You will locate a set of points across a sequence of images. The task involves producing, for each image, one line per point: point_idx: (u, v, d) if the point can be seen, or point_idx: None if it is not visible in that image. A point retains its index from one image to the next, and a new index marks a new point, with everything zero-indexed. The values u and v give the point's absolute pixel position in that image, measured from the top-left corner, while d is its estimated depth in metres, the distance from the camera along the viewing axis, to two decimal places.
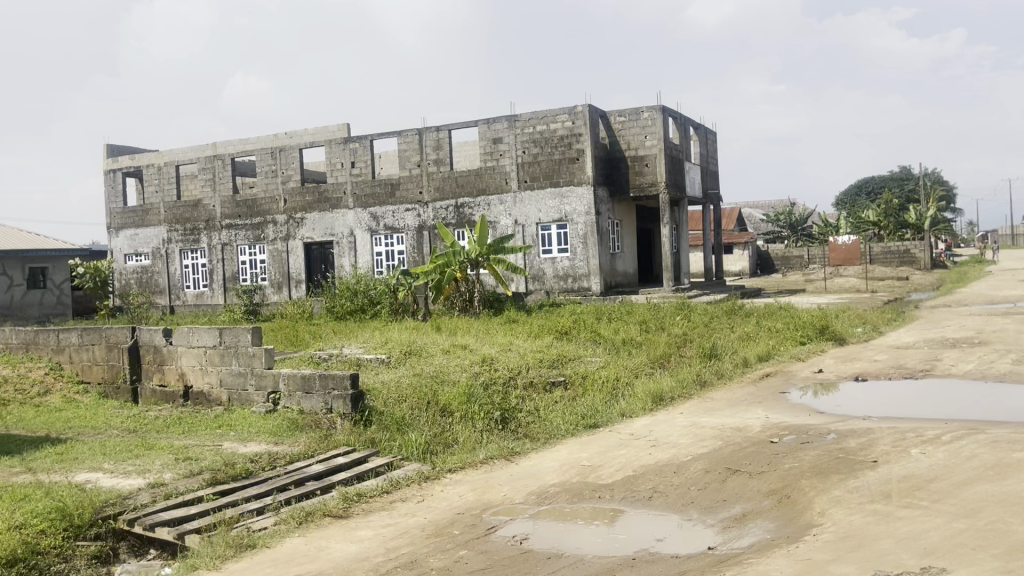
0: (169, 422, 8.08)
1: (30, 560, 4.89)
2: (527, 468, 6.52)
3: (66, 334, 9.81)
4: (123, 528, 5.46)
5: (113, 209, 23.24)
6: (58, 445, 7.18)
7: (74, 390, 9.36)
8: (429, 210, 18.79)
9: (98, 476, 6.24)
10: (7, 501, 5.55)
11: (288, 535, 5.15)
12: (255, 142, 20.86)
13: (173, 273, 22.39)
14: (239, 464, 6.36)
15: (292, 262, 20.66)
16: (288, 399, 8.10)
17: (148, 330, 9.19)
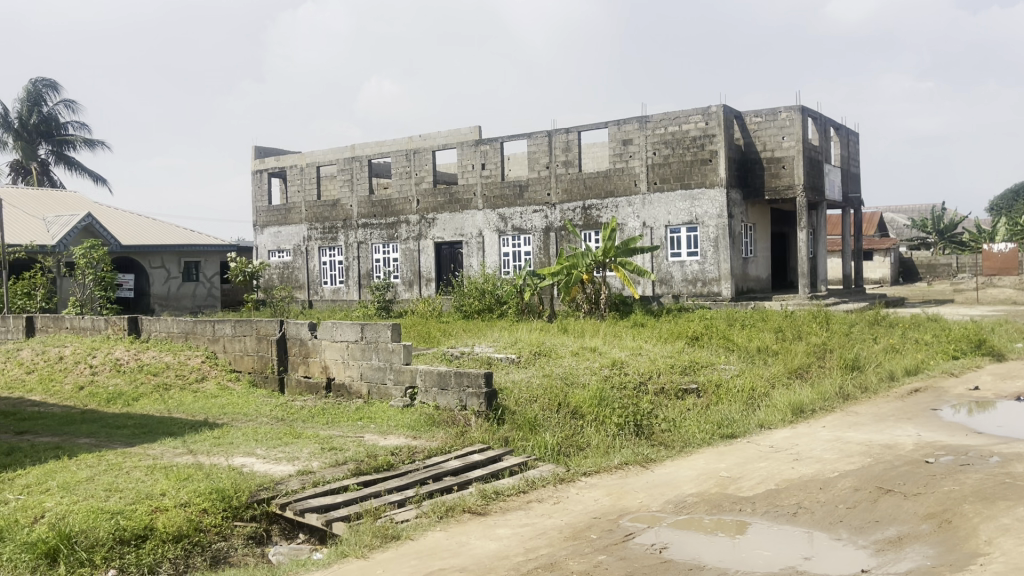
0: (313, 411, 8.46)
1: (193, 536, 5.27)
2: (663, 476, 6.42)
3: (221, 325, 10.40)
4: (276, 512, 5.74)
5: (259, 208, 24.61)
6: (216, 430, 7.66)
7: (227, 378, 9.96)
8: (557, 211, 18.84)
9: (253, 461, 6.60)
10: (173, 480, 5.96)
11: (430, 529, 5.27)
12: (391, 144, 21.53)
13: (312, 269, 23.46)
14: (380, 456, 6.58)
15: (422, 261, 21.21)
16: (425, 395, 8.33)
17: (295, 324, 9.66)
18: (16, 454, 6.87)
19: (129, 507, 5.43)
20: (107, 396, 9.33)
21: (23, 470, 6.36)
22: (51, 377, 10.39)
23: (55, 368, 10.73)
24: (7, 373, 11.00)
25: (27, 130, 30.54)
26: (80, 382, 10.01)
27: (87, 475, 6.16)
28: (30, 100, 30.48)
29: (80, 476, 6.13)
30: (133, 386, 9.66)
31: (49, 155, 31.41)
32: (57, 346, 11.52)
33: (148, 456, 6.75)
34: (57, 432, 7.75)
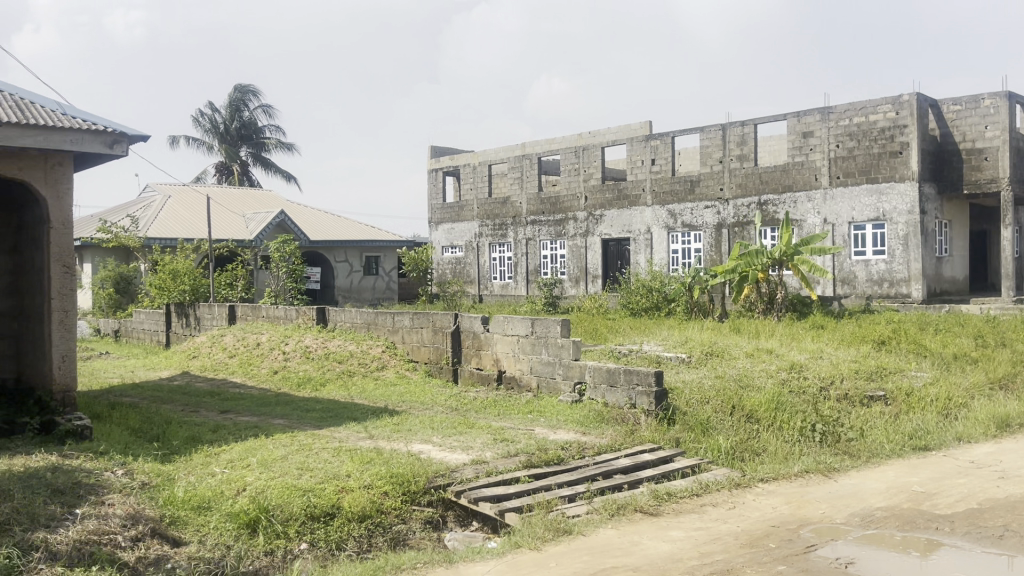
0: (485, 403, 8.68)
1: (375, 517, 5.56)
2: (848, 487, 6.05)
3: (399, 317, 10.84)
4: (451, 499, 5.93)
5: (434, 205, 25.56)
6: (395, 416, 8.03)
7: (405, 367, 10.41)
8: (730, 207, 18.26)
9: (430, 448, 6.86)
10: (357, 462, 6.30)
11: (602, 526, 5.26)
12: (561, 141, 21.65)
13: (483, 265, 24.10)
14: (551, 450, 6.64)
15: (590, 258, 21.22)
16: (594, 391, 8.32)
17: (469, 317, 9.93)
18: (222, 431, 7.52)
19: (318, 486, 5.80)
20: (299, 380, 10.07)
21: (228, 446, 6.96)
22: (251, 362, 11.34)
23: (253, 353, 11.69)
24: (214, 357, 12.12)
25: (230, 134, 33.33)
26: (275, 367, 10.86)
27: (282, 453, 6.63)
28: (232, 106, 33.22)
29: (276, 454, 6.61)
30: (321, 372, 10.35)
31: (249, 156, 34.13)
32: (255, 332, 12.52)
33: (334, 438, 7.18)
34: (256, 412, 8.42)
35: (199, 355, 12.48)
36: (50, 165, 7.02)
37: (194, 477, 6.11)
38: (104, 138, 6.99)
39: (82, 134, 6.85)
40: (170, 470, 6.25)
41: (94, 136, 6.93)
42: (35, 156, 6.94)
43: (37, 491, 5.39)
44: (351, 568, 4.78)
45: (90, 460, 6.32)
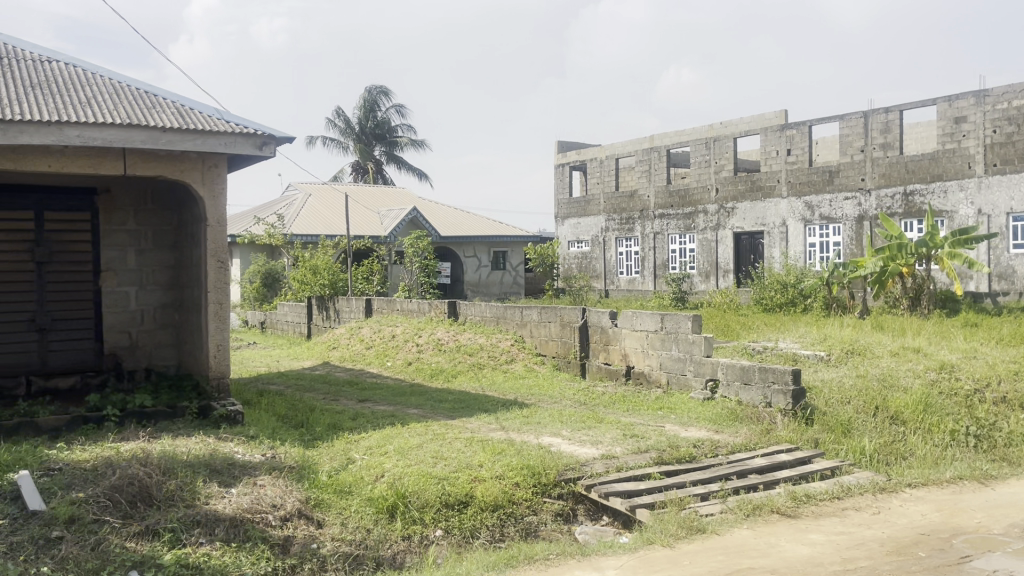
0: (614, 398, 8.65)
1: (507, 507, 5.66)
2: (1006, 497, 5.65)
3: (527, 311, 10.93)
4: (582, 493, 5.94)
5: (561, 200, 25.65)
6: (525, 409, 8.14)
7: (534, 361, 10.51)
8: (872, 198, 17.36)
9: (559, 441, 6.90)
10: (489, 453, 6.43)
11: (737, 526, 5.14)
12: (691, 133, 21.19)
13: (610, 259, 24.01)
14: (683, 447, 6.54)
15: (721, 252, 20.72)
16: (727, 389, 8.13)
17: (597, 312, 9.89)
18: (360, 419, 7.85)
19: (453, 474, 5.96)
20: (431, 372, 10.40)
21: (366, 433, 7.25)
22: (386, 353, 11.77)
23: (388, 344, 12.13)
24: (352, 348, 12.66)
25: (364, 134, 34.71)
26: (408, 359, 11.23)
27: (417, 442, 6.85)
28: (367, 106, 34.47)
29: (412, 443, 6.84)
30: (452, 364, 10.62)
31: (382, 155, 35.28)
32: (390, 325, 12.96)
33: (467, 429, 7.35)
34: (391, 402, 8.73)
35: (338, 346, 13.07)
36: (207, 167, 7.51)
37: (336, 462, 6.41)
38: (254, 140, 7.39)
39: (235, 137, 7.28)
40: (314, 455, 6.59)
41: (245, 138, 7.34)
42: (193, 158, 7.44)
43: (197, 470, 5.81)
44: (485, 557, 4.89)
45: (243, 443, 6.74)
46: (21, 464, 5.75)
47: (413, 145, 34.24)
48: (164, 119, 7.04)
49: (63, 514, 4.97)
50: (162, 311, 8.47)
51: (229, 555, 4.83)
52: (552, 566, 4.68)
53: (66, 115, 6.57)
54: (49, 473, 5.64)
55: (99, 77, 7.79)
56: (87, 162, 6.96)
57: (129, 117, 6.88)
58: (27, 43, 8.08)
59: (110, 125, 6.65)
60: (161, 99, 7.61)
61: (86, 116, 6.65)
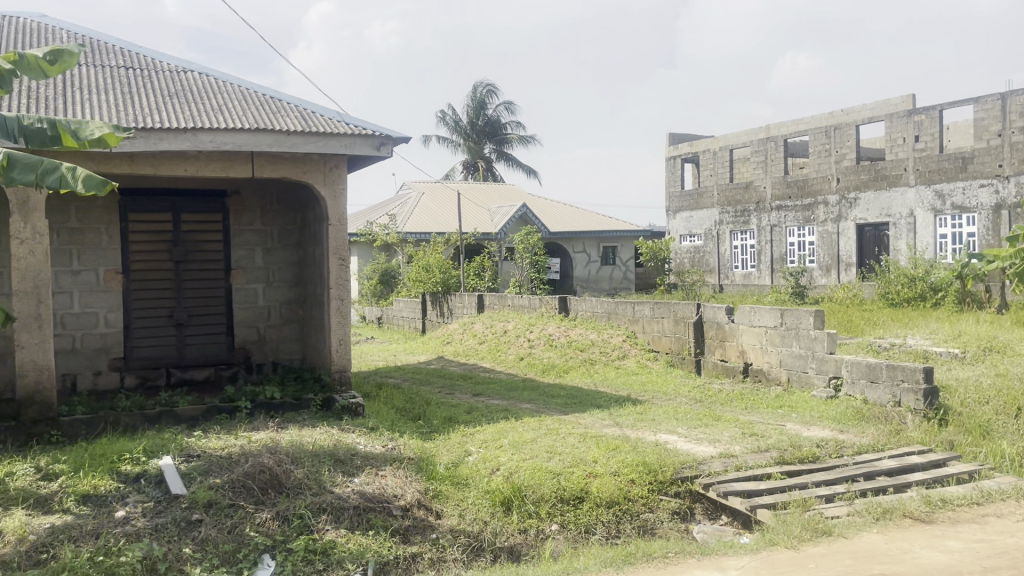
0: (731, 395, 8.45)
1: (623, 504, 5.63)
2: None
3: (640, 307, 10.80)
4: (699, 491, 5.84)
5: (673, 193, 25.25)
6: (639, 405, 8.07)
7: (647, 357, 10.39)
8: (1010, 184, 16.25)
9: (675, 439, 6.80)
10: (603, 449, 6.41)
11: (865, 529, 4.92)
12: (809, 121, 20.41)
13: (724, 253, 23.48)
14: (805, 447, 6.32)
15: (842, 245, 19.88)
16: (851, 387, 7.82)
17: (712, 308, 9.68)
18: (475, 412, 7.98)
19: (568, 469, 5.97)
20: (543, 367, 10.46)
21: (482, 427, 7.37)
22: (499, 348, 11.92)
23: (501, 340, 12.27)
24: (465, 343, 12.88)
25: (474, 131, 35.22)
26: (521, 354, 11.32)
27: (532, 436, 6.91)
28: (477, 105, 34.99)
29: (526, 437, 6.89)
30: (564, 360, 10.65)
31: (492, 153, 35.66)
32: (502, 320, 13.09)
33: (581, 424, 7.34)
34: (505, 396, 8.82)
35: (451, 341, 13.32)
36: (328, 168, 7.78)
37: (454, 454, 6.54)
38: (373, 141, 7.60)
39: (354, 138, 7.51)
40: (432, 447, 6.74)
41: (364, 139, 7.56)
42: (316, 160, 7.72)
43: (322, 460, 6.05)
44: (602, 553, 4.89)
45: (364, 434, 6.97)
46: (163, 451, 6.15)
47: (521, 141, 34.49)
48: (288, 123, 7.34)
49: (202, 498, 5.27)
50: (287, 307, 8.86)
51: (354, 543, 5.02)
52: (671, 564, 4.62)
53: (200, 122, 6.96)
54: (189, 460, 6.00)
55: (229, 84, 8.20)
56: (218, 166, 7.35)
57: (257, 122, 7.22)
58: (165, 56, 8.59)
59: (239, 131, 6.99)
60: (286, 104, 7.94)
61: (218, 122, 7.03)
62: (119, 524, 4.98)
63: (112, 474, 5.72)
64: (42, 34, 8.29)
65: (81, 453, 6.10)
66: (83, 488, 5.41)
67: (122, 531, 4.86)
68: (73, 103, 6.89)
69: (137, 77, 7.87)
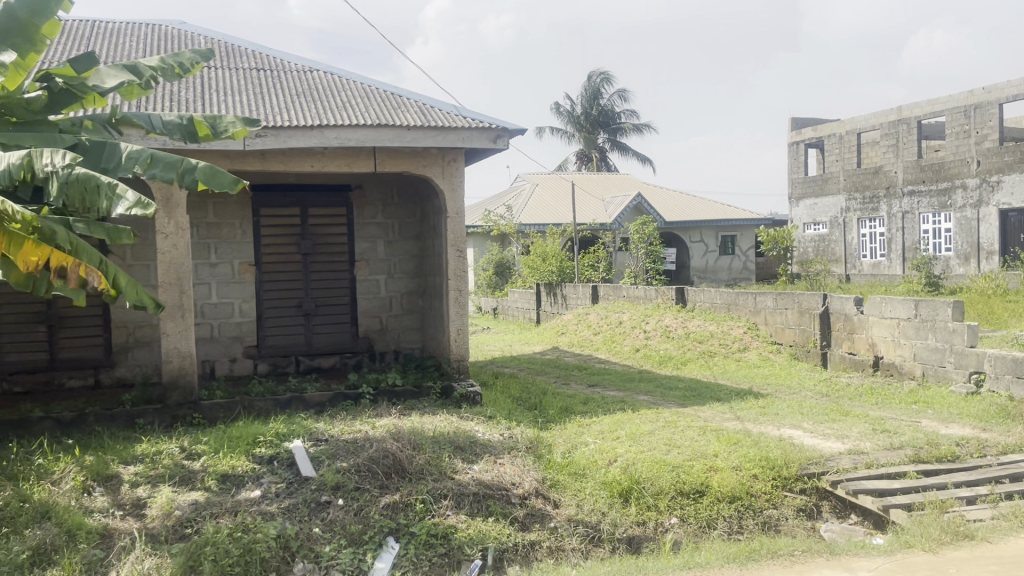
0: (860, 389, 8.08)
1: (746, 499, 5.49)
2: None
3: (762, 298, 10.47)
4: (827, 488, 5.64)
5: (795, 179, 24.36)
6: (761, 399, 7.83)
7: (769, 349, 10.07)
8: None
9: (800, 434, 6.57)
10: (724, 443, 6.27)
11: (1012, 534, 4.61)
12: (946, 100, 19.18)
13: (851, 242, 22.48)
14: (943, 446, 5.98)
15: (982, 231, 18.62)
16: (996, 383, 7.37)
17: (840, 298, 9.28)
18: (591, 403, 7.96)
19: (688, 462, 5.88)
20: (660, 359, 10.33)
21: (598, 417, 7.35)
22: (615, 339, 11.85)
23: (616, 330, 12.19)
24: (580, 334, 12.87)
25: (588, 121, 35.08)
26: (637, 345, 11.21)
27: (650, 428, 6.82)
28: (591, 94, 34.84)
29: (644, 429, 6.82)
30: (682, 351, 10.48)
31: (606, 142, 35.34)
32: (618, 312, 12.98)
33: (700, 417, 7.21)
34: (621, 387, 8.76)
35: (567, 332, 13.32)
36: (446, 162, 7.93)
37: (570, 444, 6.55)
38: (489, 134, 7.69)
39: (472, 131, 7.61)
40: (549, 436, 6.78)
41: (481, 133, 7.65)
42: (435, 153, 7.88)
43: (443, 446, 6.20)
44: (724, 548, 4.78)
45: (483, 422, 7.08)
46: (294, 434, 6.44)
47: (635, 129, 34.10)
48: (408, 118, 7.52)
49: (330, 481, 5.50)
50: (408, 298, 9.09)
51: (474, 528, 5.13)
52: (798, 563, 4.48)
53: (325, 119, 7.22)
54: (318, 444, 6.27)
55: (353, 82, 8.47)
56: (343, 161, 7.61)
57: (378, 118, 7.42)
58: (293, 56, 8.97)
59: (362, 126, 7.21)
60: (406, 99, 8.13)
61: (342, 119, 7.27)
62: (255, 503, 5.26)
63: (248, 455, 6.04)
64: (181, 40, 8.81)
65: (220, 434, 6.48)
66: (222, 468, 5.74)
67: (258, 510, 5.13)
68: (210, 104, 7.29)
69: (267, 78, 8.24)
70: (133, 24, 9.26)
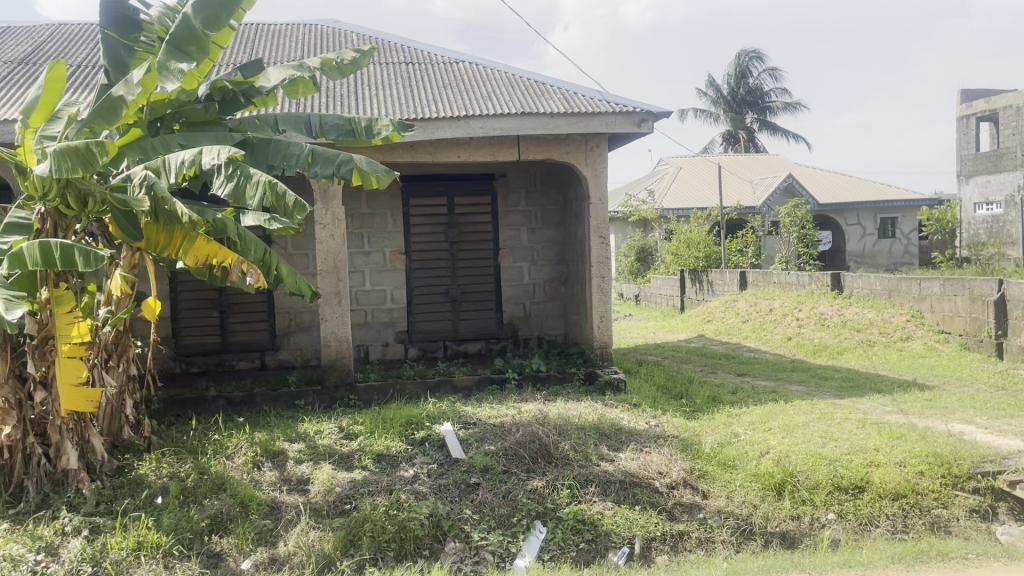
0: None
1: (911, 497, 5.18)
2: None
3: (928, 284, 9.78)
4: (1003, 489, 5.22)
5: (965, 156, 22.60)
6: (927, 391, 7.34)
7: (935, 339, 9.42)
8: None
9: (973, 430, 6.10)
10: (886, 437, 5.93)
11: None
12: None
13: None
14: None
15: None
16: None
17: (1018, 284, 8.43)
18: (741, 393, 7.73)
19: (846, 456, 5.61)
20: (814, 348, 9.89)
21: (748, 408, 7.13)
22: (765, 327, 11.46)
23: (766, 318, 11.78)
24: (728, 321, 12.55)
25: (734, 101, 34.01)
26: (788, 334, 10.80)
27: (804, 420, 6.56)
28: (739, 73, 33.73)
29: (797, 421, 6.55)
30: (837, 340, 10.00)
31: (755, 123, 34.07)
32: (767, 298, 12.52)
33: (858, 409, 6.85)
34: (772, 377, 8.47)
35: (713, 319, 13.01)
36: (589, 148, 7.89)
37: (719, 434, 6.39)
38: (633, 118, 7.59)
39: (615, 117, 7.53)
40: (697, 426, 6.64)
41: (624, 117, 7.56)
42: (578, 140, 7.86)
43: (589, 433, 6.21)
44: (888, 548, 4.54)
45: (628, 410, 7.04)
46: (443, 417, 6.64)
47: (786, 108, 32.71)
48: (551, 105, 7.53)
49: (478, 463, 5.63)
50: (551, 285, 9.15)
51: (620, 516, 5.12)
52: (972, 567, 4.18)
53: (470, 110, 7.35)
54: (467, 427, 6.43)
55: (497, 72, 8.58)
56: (487, 151, 7.74)
57: (522, 106, 7.47)
58: (439, 49, 9.19)
59: (506, 115, 7.30)
60: (549, 87, 8.14)
61: (487, 108, 7.37)
62: (409, 482, 5.46)
63: (402, 436, 6.28)
64: (336, 38, 9.22)
65: (376, 415, 6.77)
66: (378, 448, 6.01)
67: (411, 489, 5.32)
68: (363, 99, 7.61)
69: (416, 72, 8.49)
70: (292, 25, 9.79)
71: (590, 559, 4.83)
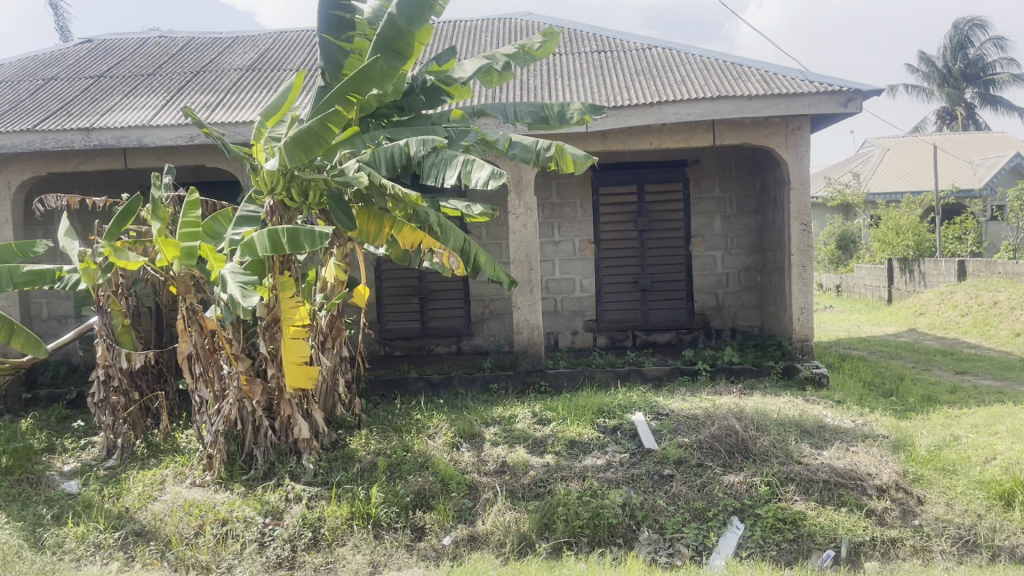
0: None
1: None
2: None
3: None
4: None
5: None
6: None
7: None
8: None
9: None
10: None
11: None
12: None
13: None
14: None
15: None
16: None
17: None
18: (960, 392, 7.10)
19: None
20: None
21: (970, 409, 6.54)
22: (989, 322, 10.46)
23: (991, 312, 10.74)
24: (943, 315, 11.59)
25: (951, 75, 31.26)
26: (1016, 330, 9.79)
27: None
28: (957, 45, 30.89)
29: None
30: None
31: (975, 98, 31.15)
32: (992, 290, 11.40)
33: None
34: (998, 376, 7.72)
35: (926, 313, 12.06)
36: (790, 131, 7.52)
37: (937, 436, 5.91)
38: (839, 97, 7.13)
39: (819, 97, 7.11)
40: (910, 426, 6.18)
41: (830, 97, 7.12)
42: (777, 122, 7.50)
43: (789, 429, 5.95)
44: None
45: (832, 407, 6.67)
46: (635, 406, 6.61)
47: (1012, 80, 29.58)
48: (749, 88, 7.24)
49: (672, 455, 5.55)
50: (746, 274, 8.84)
51: (825, 517, 4.86)
52: None
53: (664, 96, 7.22)
54: (659, 418, 6.36)
55: (691, 56, 8.37)
56: (681, 137, 7.58)
57: (719, 89, 7.24)
58: (631, 36, 9.10)
59: (701, 100, 7.10)
60: (747, 69, 7.84)
61: (681, 94, 7.22)
62: (602, 470, 5.48)
63: (593, 424, 6.31)
64: (528, 31, 9.38)
65: (568, 402, 6.85)
66: (570, 434, 6.07)
67: (605, 477, 5.33)
68: (557, 90, 7.68)
69: (607, 59, 8.46)
70: (485, 21, 10.07)
71: (791, 560, 4.62)
